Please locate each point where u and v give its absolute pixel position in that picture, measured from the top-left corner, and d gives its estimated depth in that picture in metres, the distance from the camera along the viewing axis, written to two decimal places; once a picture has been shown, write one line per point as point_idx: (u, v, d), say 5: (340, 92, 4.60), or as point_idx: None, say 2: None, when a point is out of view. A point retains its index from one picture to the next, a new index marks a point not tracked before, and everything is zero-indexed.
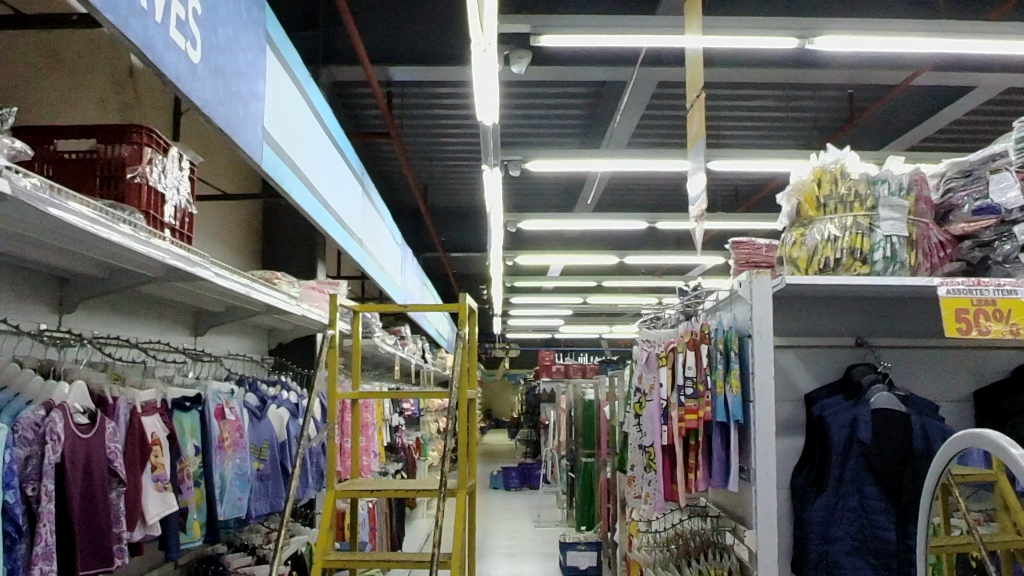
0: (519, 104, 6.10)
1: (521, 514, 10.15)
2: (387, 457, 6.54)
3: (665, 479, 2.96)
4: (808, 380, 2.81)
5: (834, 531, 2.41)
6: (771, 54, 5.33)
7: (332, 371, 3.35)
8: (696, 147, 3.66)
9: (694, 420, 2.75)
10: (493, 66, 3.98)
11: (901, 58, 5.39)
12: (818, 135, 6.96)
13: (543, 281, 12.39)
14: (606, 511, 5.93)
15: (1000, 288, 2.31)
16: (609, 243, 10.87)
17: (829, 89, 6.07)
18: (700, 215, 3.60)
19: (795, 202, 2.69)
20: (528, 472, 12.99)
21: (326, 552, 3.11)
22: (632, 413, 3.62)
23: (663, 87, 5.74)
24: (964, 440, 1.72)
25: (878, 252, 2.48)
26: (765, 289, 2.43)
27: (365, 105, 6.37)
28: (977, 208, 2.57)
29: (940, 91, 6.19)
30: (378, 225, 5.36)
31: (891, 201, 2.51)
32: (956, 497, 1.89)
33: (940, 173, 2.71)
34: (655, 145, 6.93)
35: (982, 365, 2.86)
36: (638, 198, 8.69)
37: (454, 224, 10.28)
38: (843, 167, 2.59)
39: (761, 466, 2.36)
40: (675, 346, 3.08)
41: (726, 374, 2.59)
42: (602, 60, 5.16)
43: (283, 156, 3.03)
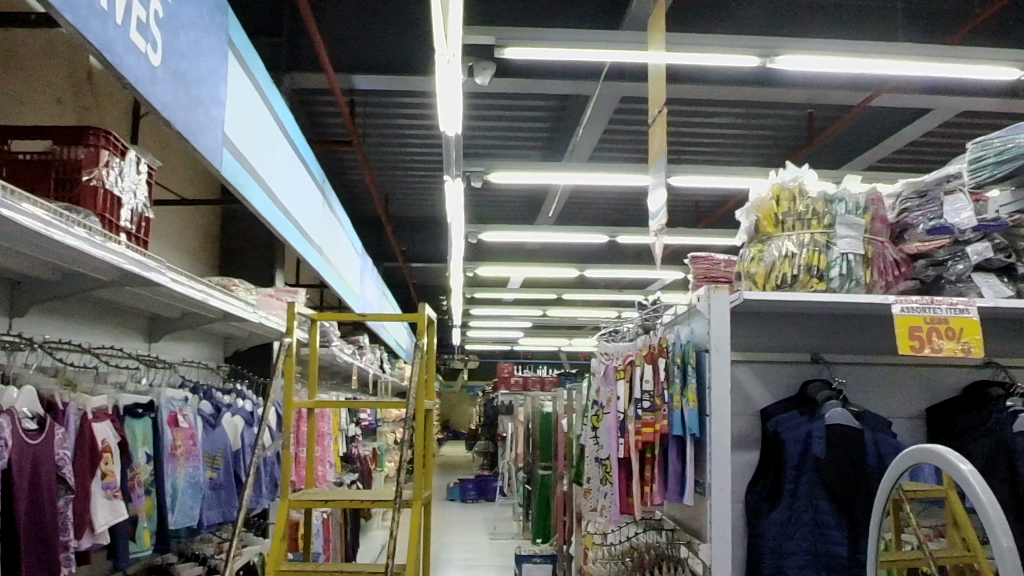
0: (482, 116, 6.10)
1: (478, 526, 10.11)
2: (343, 467, 6.48)
3: (622, 493, 2.94)
4: (764, 396, 2.83)
5: (787, 545, 2.41)
6: (734, 72, 5.39)
7: (289, 380, 3.30)
8: (657, 163, 3.68)
9: (651, 434, 2.76)
10: (457, 76, 3.97)
11: (860, 79, 5.47)
12: (778, 153, 7.05)
13: (502, 293, 12.40)
14: (562, 523, 5.92)
15: (952, 307, 2.36)
16: (568, 257, 10.91)
17: (789, 108, 6.15)
18: (660, 230, 3.62)
19: (754, 219, 2.72)
20: (485, 485, 12.96)
21: (278, 562, 3.08)
22: (589, 425, 3.63)
23: (626, 102, 5.78)
24: (909, 459, 1.73)
25: (834, 269, 2.53)
26: (723, 304, 2.45)
27: (327, 113, 6.34)
28: (931, 228, 2.63)
29: (897, 113, 6.30)
30: (338, 234, 5.32)
31: (848, 219, 2.55)
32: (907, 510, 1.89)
33: (895, 194, 2.77)
34: (619, 159, 6.98)
35: (934, 383, 2.90)
36: (599, 212, 8.74)
37: (415, 235, 10.26)
38: (802, 185, 2.63)
39: (716, 481, 2.37)
40: (632, 360, 3.09)
41: (683, 390, 2.60)
42: (567, 74, 5.18)
43: (242, 162, 3.00)
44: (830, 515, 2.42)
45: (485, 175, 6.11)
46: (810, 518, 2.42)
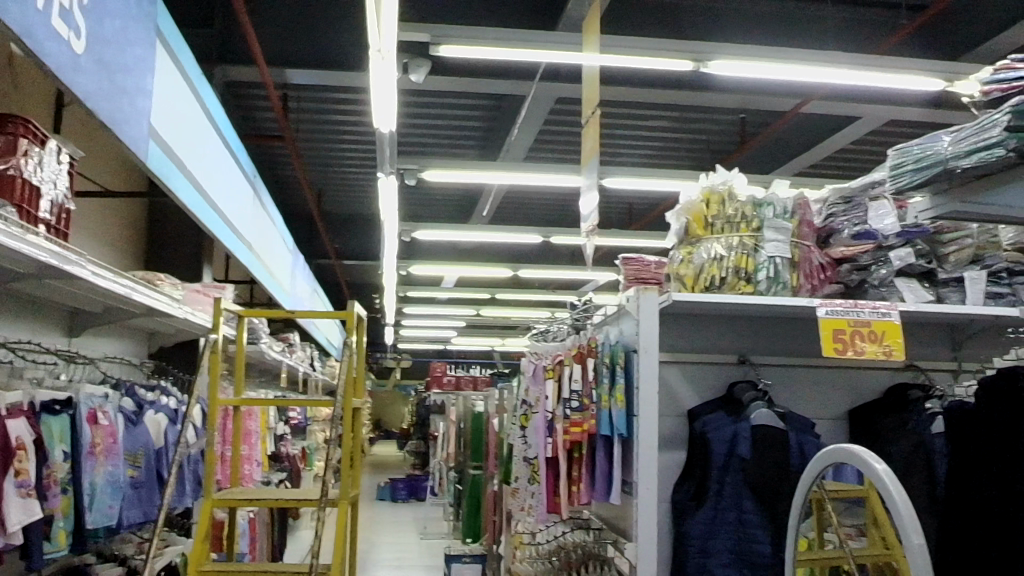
0: (417, 113, 6.07)
1: (407, 526, 10.05)
2: (271, 466, 6.39)
3: (549, 493, 2.95)
4: (691, 396, 2.85)
5: (711, 544, 2.46)
6: (668, 76, 5.44)
7: (213, 377, 3.24)
8: (590, 164, 3.70)
9: (579, 433, 2.77)
10: (392, 74, 3.96)
11: (791, 86, 5.56)
12: (710, 157, 7.14)
13: (436, 292, 12.34)
14: (491, 523, 5.91)
15: (875, 311, 2.43)
16: (503, 257, 10.92)
17: (721, 113, 6.23)
18: (591, 232, 3.64)
19: (683, 221, 2.77)
20: (415, 485, 12.89)
21: (200, 562, 3.02)
22: (518, 425, 3.63)
23: (562, 103, 5.80)
24: (822, 460, 1.74)
25: (761, 272, 2.59)
26: (652, 305, 2.48)
27: (260, 107, 6.25)
28: (857, 232, 2.79)
29: (826, 120, 6.41)
30: (269, 230, 5.24)
31: (775, 223, 2.63)
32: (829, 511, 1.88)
33: (822, 200, 2.91)
34: (554, 160, 6.99)
35: (857, 386, 2.96)
36: (533, 212, 8.74)
37: (349, 233, 10.18)
38: (732, 188, 2.71)
39: (643, 480, 2.40)
40: (561, 359, 3.10)
41: (611, 390, 2.62)
42: (503, 74, 5.17)
43: (170, 154, 2.94)
44: (754, 514, 2.47)
45: (419, 173, 6.08)
46: (735, 517, 2.47)
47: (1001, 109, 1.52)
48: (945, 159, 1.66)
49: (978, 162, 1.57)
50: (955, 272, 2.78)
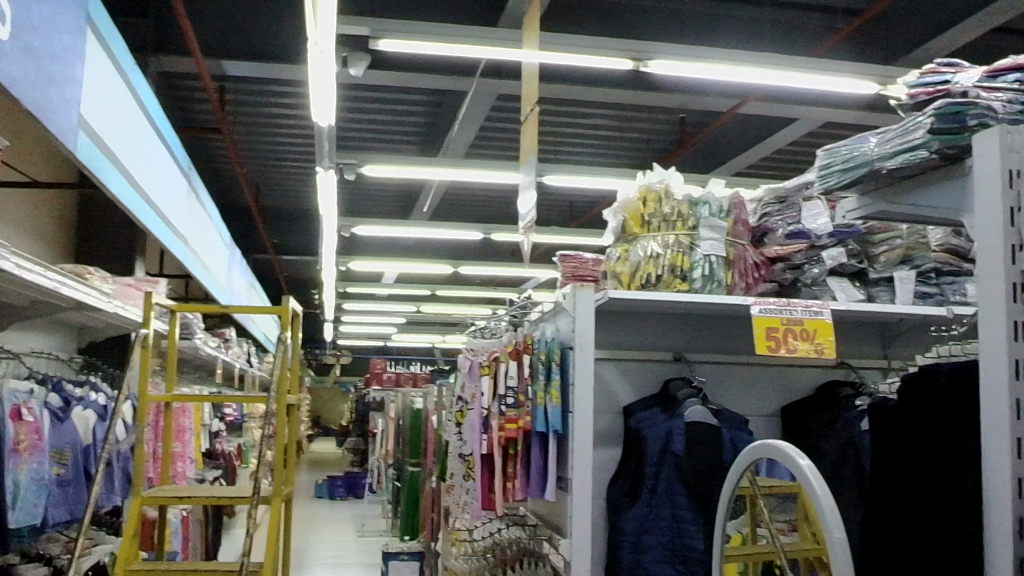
0: (357, 108, 6.01)
1: (345, 523, 9.96)
2: (205, 463, 6.30)
3: (484, 489, 2.95)
4: (627, 392, 2.87)
5: (645, 540, 2.49)
6: (609, 74, 5.47)
7: (144, 372, 3.18)
8: (528, 161, 3.70)
9: (514, 430, 2.77)
10: (330, 67, 3.91)
11: (729, 87, 5.63)
12: (650, 156, 7.18)
13: (376, 288, 12.27)
14: (429, 521, 5.90)
15: (808, 309, 2.47)
16: (444, 253, 10.88)
17: (662, 112, 6.28)
18: (529, 228, 3.64)
19: (620, 219, 2.77)
20: (354, 482, 12.81)
21: (129, 561, 2.97)
22: (453, 422, 3.62)
23: (502, 100, 5.79)
24: (747, 458, 1.73)
25: (697, 270, 2.63)
26: (588, 302, 2.49)
27: (196, 99, 6.16)
28: (790, 232, 2.82)
29: (764, 121, 6.49)
30: (204, 224, 5.16)
31: (711, 222, 2.67)
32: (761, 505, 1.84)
33: (757, 199, 2.94)
34: (494, 157, 6.98)
35: (790, 383, 3.01)
36: (474, 208, 8.73)
37: (288, 227, 10.07)
38: (668, 187, 2.72)
39: (577, 476, 2.41)
40: (497, 356, 3.09)
41: (547, 386, 2.63)
42: (443, 69, 5.14)
43: (100, 145, 2.88)
44: (688, 510, 2.51)
45: (358, 168, 6.04)
46: (668, 513, 2.51)
47: (926, 110, 1.55)
48: (872, 159, 1.68)
49: (904, 162, 1.59)
50: (886, 272, 2.86)
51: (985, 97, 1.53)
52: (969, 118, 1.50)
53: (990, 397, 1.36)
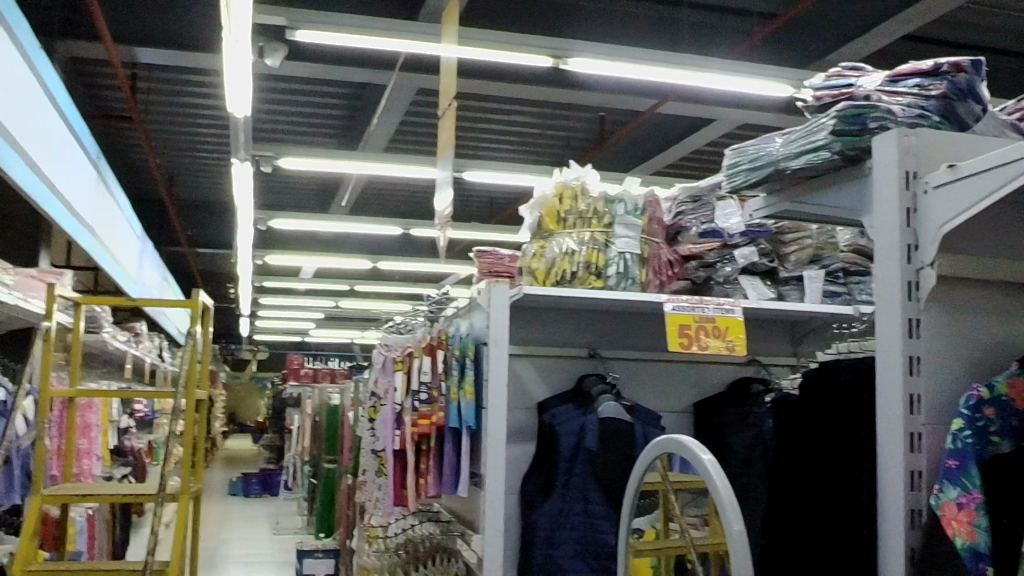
0: (275, 99, 5.92)
1: (259, 521, 9.81)
2: (113, 460, 6.13)
3: (397, 485, 2.94)
4: (541, 388, 2.88)
5: (559, 535, 2.52)
6: (529, 71, 5.48)
7: (45, 366, 3.07)
8: (445, 156, 3.69)
9: (427, 426, 2.75)
10: (245, 56, 3.85)
11: (649, 86, 5.69)
12: (569, 153, 7.22)
13: (294, 283, 12.12)
14: (344, 518, 5.82)
15: (720, 307, 2.51)
16: (363, 249, 10.79)
17: (582, 110, 6.32)
18: (445, 224, 3.63)
19: (536, 215, 2.78)
20: (269, 479, 12.63)
21: (27, 561, 2.87)
22: (366, 418, 3.59)
23: (422, 94, 5.76)
24: (651, 453, 1.74)
25: (612, 268, 2.65)
26: (503, 298, 2.49)
27: (107, 86, 6.00)
28: (704, 231, 2.88)
29: (683, 121, 6.58)
30: (113, 215, 5.02)
31: (626, 220, 2.70)
32: (671, 500, 1.83)
33: (671, 198, 2.97)
34: (413, 152, 6.94)
35: (702, 379, 3.05)
36: (393, 204, 8.67)
37: (203, 219, 9.87)
38: (584, 184, 2.73)
39: (490, 472, 2.41)
40: (410, 351, 3.07)
41: (461, 382, 2.62)
42: (362, 62, 5.10)
43: (2, 132, 2.78)
44: (600, 505, 2.54)
45: (275, 161, 5.95)
46: (581, 509, 2.54)
47: (829, 112, 1.58)
48: (777, 159, 1.70)
49: (807, 162, 1.63)
50: (796, 272, 2.92)
51: (886, 101, 1.57)
52: (869, 121, 1.53)
53: (885, 391, 1.40)
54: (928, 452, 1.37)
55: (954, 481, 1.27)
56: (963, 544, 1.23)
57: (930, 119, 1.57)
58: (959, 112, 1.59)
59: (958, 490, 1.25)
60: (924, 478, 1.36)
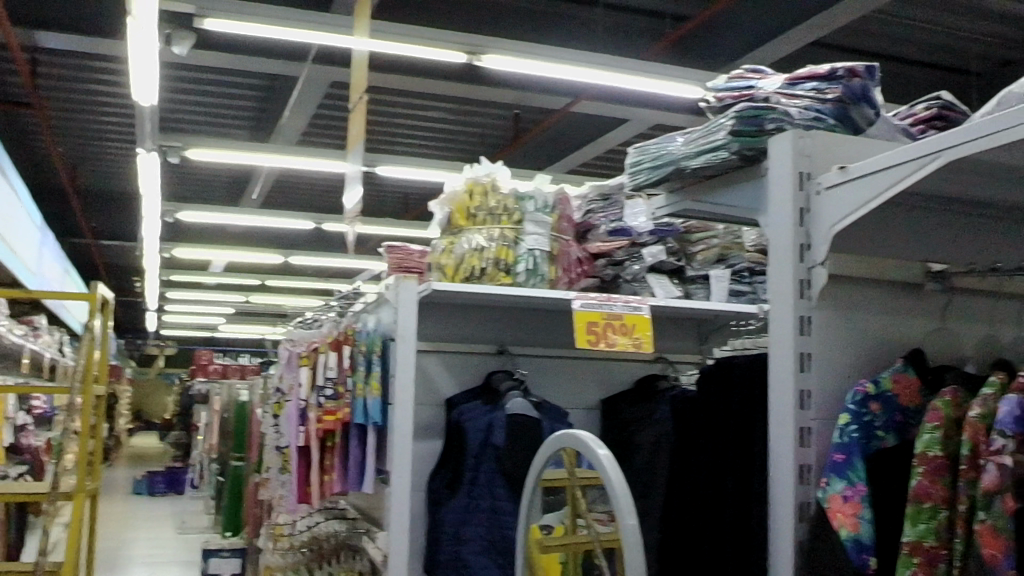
0: (184, 89, 5.80)
1: (164, 521, 9.61)
2: (9, 459, 5.94)
3: (301, 482, 2.91)
4: (450, 384, 2.87)
5: (464, 532, 2.53)
6: (444, 67, 5.46)
7: None
8: (355, 149, 3.66)
9: (332, 422, 2.72)
10: (150, 43, 3.76)
11: (563, 84, 5.73)
12: (484, 150, 7.22)
13: (203, 277, 11.89)
14: (252, 517, 5.72)
15: (627, 304, 2.53)
16: (274, 243, 10.64)
17: (497, 107, 6.33)
18: (354, 218, 3.60)
19: (446, 211, 2.79)
20: (175, 478, 12.38)
21: None
22: (270, 413, 3.54)
23: (335, 88, 5.71)
24: (551, 446, 1.74)
25: (521, 264, 2.66)
26: (411, 294, 2.48)
27: (5, 70, 5.79)
28: (613, 230, 2.93)
29: (597, 120, 6.64)
30: (11, 205, 4.85)
31: (535, 217, 2.71)
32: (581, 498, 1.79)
33: (581, 196, 3.00)
34: (325, 145, 6.86)
35: (609, 376, 3.08)
36: (306, 198, 8.57)
37: (107, 211, 9.61)
38: (494, 181, 2.74)
39: (396, 469, 2.40)
40: (316, 346, 3.04)
41: (367, 378, 2.60)
42: (274, 53, 5.02)
43: None
44: (507, 501, 2.55)
45: (182, 152, 5.82)
46: (488, 505, 2.55)
47: (727, 113, 1.61)
48: (677, 158, 1.72)
49: (706, 162, 1.65)
50: (702, 271, 2.98)
51: (784, 103, 1.60)
52: (767, 121, 1.56)
53: (777, 388, 1.43)
54: (817, 447, 1.40)
55: (840, 474, 1.30)
56: (846, 535, 1.26)
57: (826, 121, 1.60)
58: (854, 116, 1.63)
59: (844, 483, 1.29)
60: (812, 473, 1.39)
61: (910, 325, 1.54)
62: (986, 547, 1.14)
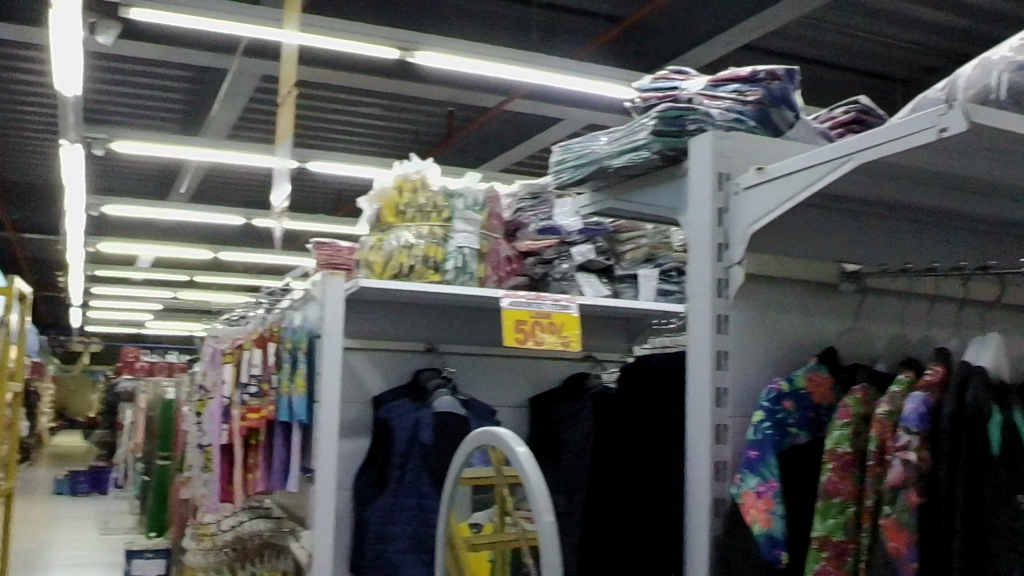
0: (110, 79, 5.68)
1: (86, 522, 9.40)
2: None
3: (223, 480, 2.88)
4: (378, 382, 2.86)
5: (390, 530, 2.52)
6: (377, 62, 5.43)
7: None
8: (283, 143, 3.62)
9: (256, 419, 2.69)
10: (74, 32, 3.67)
11: (497, 82, 5.74)
12: (417, 148, 7.19)
13: (129, 272, 11.65)
14: (176, 518, 5.63)
15: (556, 303, 2.54)
16: (203, 239, 10.47)
17: (431, 105, 6.32)
18: (282, 213, 3.57)
19: (375, 207, 2.77)
20: (99, 478, 12.12)
21: None
22: (193, 411, 3.48)
23: (266, 82, 5.64)
24: (472, 443, 1.74)
25: (449, 262, 2.65)
26: (338, 290, 2.46)
27: None
28: (542, 228, 2.94)
29: (530, 120, 6.66)
30: None
31: (465, 215, 2.71)
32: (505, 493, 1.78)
33: (511, 194, 3.02)
34: (256, 140, 6.77)
35: (538, 375, 3.09)
36: (236, 193, 8.45)
37: (30, 203, 9.37)
38: (424, 178, 2.73)
39: (321, 466, 2.38)
40: (240, 343, 3.00)
41: (292, 375, 2.57)
42: (203, 45, 4.95)
43: None
44: (434, 499, 2.55)
45: (107, 144, 5.70)
46: (415, 503, 2.54)
47: (650, 112, 1.62)
48: (600, 157, 1.74)
49: (628, 161, 1.67)
50: (630, 270, 2.99)
51: (705, 104, 1.62)
52: (688, 122, 1.58)
53: (694, 387, 1.44)
54: (732, 445, 1.42)
55: (754, 471, 1.32)
56: (759, 530, 1.28)
57: (746, 123, 1.63)
58: (774, 118, 1.65)
59: (757, 479, 1.30)
60: (728, 469, 1.41)
61: (824, 325, 1.57)
62: (890, 541, 1.16)
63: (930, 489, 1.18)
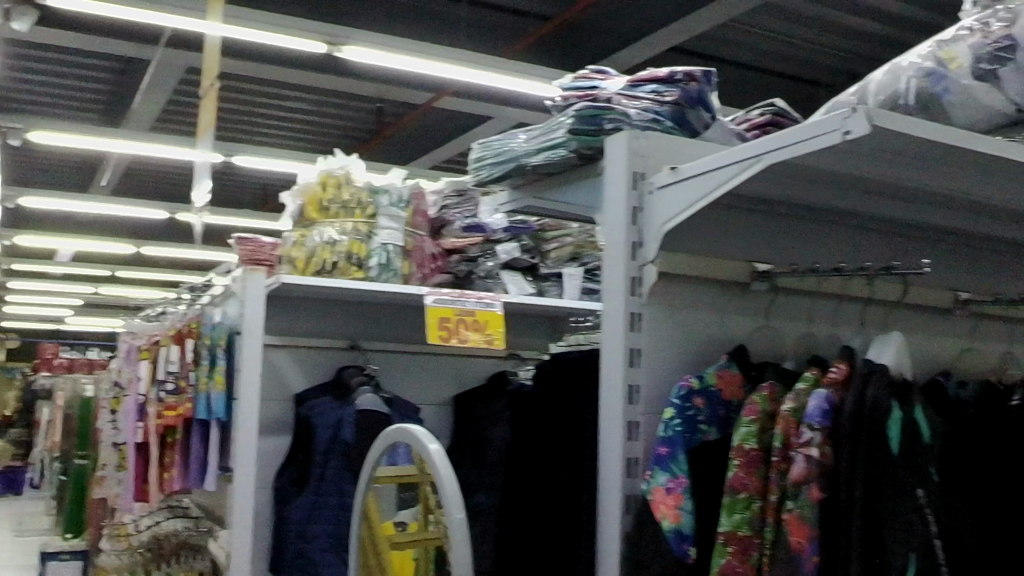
0: (26, 68, 5.53)
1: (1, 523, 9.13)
2: None
3: (138, 479, 2.82)
4: (300, 380, 2.83)
5: (311, 529, 2.50)
6: (305, 57, 5.37)
7: None
8: (204, 136, 3.56)
9: (173, 417, 2.64)
10: None
11: (427, 79, 5.72)
12: (345, 143, 7.14)
13: (47, 266, 11.35)
14: (94, 518, 5.50)
15: (480, 301, 2.54)
16: (125, 233, 10.25)
17: (359, 100, 6.27)
18: (202, 207, 3.51)
19: (299, 203, 2.71)
20: (14, 478, 11.79)
21: None
22: (107, 409, 3.40)
23: (190, 74, 5.54)
24: (387, 440, 1.73)
25: (373, 258, 2.63)
26: (258, 286, 2.42)
27: None
28: (467, 226, 2.95)
29: (460, 117, 6.66)
30: None
31: (389, 212, 2.69)
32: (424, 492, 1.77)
33: (437, 191, 3.01)
34: (179, 133, 6.65)
35: (461, 373, 3.09)
36: (159, 187, 8.29)
37: None
38: (349, 174, 2.69)
39: (241, 464, 2.35)
40: (157, 340, 2.94)
41: (211, 372, 2.53)
42: (124, 35, 4.84)
43: None
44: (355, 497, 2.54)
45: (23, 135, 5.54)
46: (336, 501, 2.52)
47: (568, 111, 1.63)
48: (519, 155, 1.74)
49: (547, 159, 1.68)
50: (555, 268, 3.02)
51: (623, 104, 1.63)
52: (605, 122, 1.59)
53: (607, 385, 1.45)
54: (644, 441, 1.44)
55: (664, 467, 1.33)
56: (669, 526, 1.29)
57: (663, 123, 1.64)
58: (691, 119, 1.67)
59: (667, 475, 1.32)
60: (639, 466, 1.42)
61: (735, 323, 1.60)
62: (793, 535, 1.19)
63: (831, 483, 1.21)
